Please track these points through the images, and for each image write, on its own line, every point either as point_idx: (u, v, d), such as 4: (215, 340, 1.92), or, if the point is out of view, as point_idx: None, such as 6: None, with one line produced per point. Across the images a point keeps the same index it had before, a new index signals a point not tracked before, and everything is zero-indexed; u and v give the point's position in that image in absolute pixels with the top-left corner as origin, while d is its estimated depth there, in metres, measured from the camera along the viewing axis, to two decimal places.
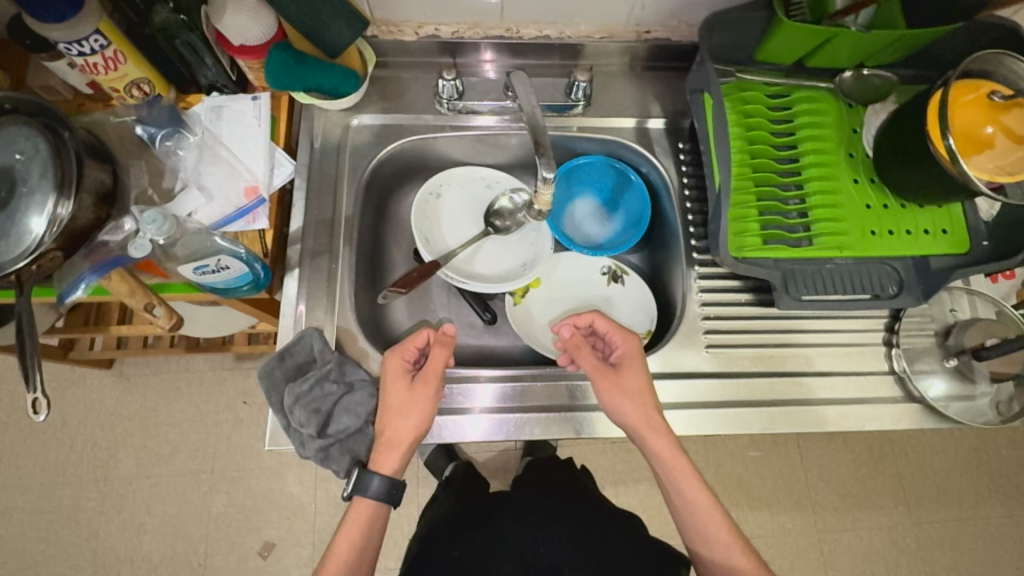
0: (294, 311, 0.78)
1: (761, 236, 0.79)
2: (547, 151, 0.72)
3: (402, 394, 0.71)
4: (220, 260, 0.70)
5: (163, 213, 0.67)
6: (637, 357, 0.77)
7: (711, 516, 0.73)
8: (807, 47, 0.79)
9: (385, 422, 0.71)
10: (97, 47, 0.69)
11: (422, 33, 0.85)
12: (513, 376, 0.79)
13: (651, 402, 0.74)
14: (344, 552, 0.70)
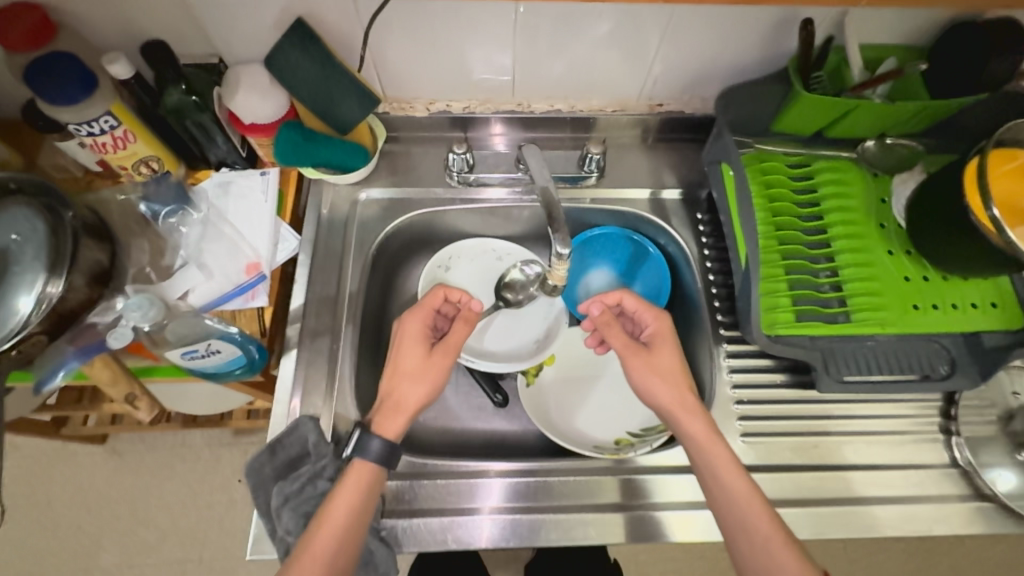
0: (288, 403, 0.72)
1: (794, 310, 0.73)
2: (561, 227, 0.68)
3: (420, 356, 0.68)
4: (210, 344, 0.70)
5: (150, 299, 0.66)
6: (669, 340, 0.72)
7: (755, 510, 0.60)
8: (826, 119, 0.77)
9: (395, 379, 0.67)
10: (107, 127, 0.69)
11: (433, 109, 0.85)
12: (526, 470, 0.71)
13: (684, 384, 0.69)
14: (340, 519, 0.59)
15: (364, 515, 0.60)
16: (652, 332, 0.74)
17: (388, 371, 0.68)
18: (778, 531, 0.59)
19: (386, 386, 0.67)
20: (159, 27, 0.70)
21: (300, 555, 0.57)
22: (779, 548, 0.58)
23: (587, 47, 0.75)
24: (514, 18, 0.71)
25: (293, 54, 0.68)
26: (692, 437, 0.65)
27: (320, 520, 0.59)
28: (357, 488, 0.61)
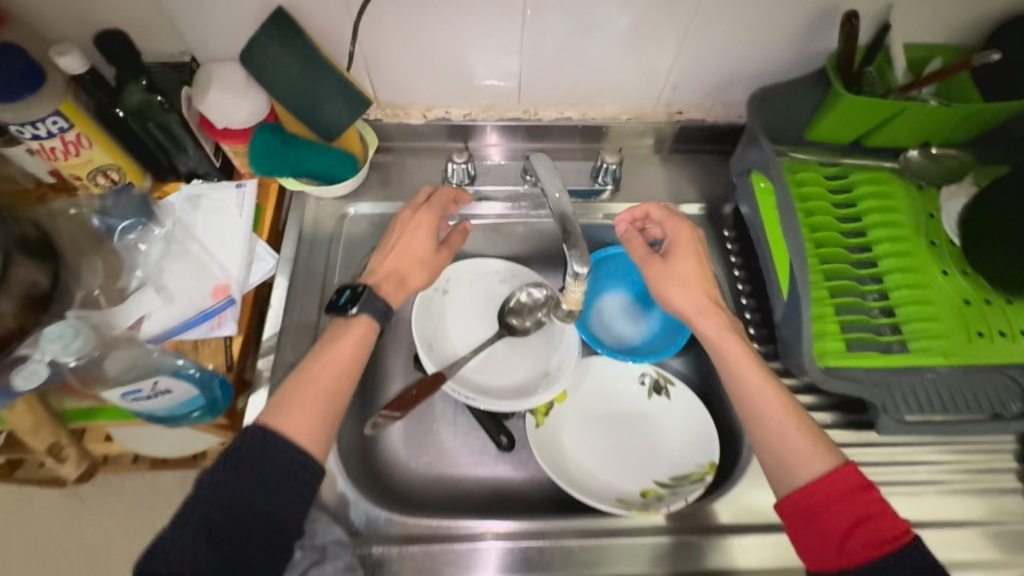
0: None
1: (843, 338, 0.64)
2: (578, 242, 0.59)
3: (427, 249, 0.65)
4: (158, 382, 0.61)
5: (74, 327, 0.56)
6: (691, 248, 0.64)
7: (774, 408, 0.57)
8: (867, 126, 0.69)
9: (397, 264, 0.64)
10: (56, 129, 0.60)
11: (431, 116, 0.77)
12: (531, 532, 0.60)
13: (705, 286, 0.64)
14: (345, 360, 0.59)
15: (356, 366, 0.59)
16: (672, 239, 0.65)
17: (384, 255, 0.65)
18: (801, 425, 0.56)
19: (386, 265, 0.64)
20: (121, 19, 0.62)
21: (304, 367, 0.58)
22: (801, 438, 0.55)
23: (602, 46, 0.68)
24: (523, 12, 0.64)
25: (271, 48, 0.60)
26: (710, 339, 0.62)
27: (320, 354, 0.59)
28: (355, 345, 0.59)
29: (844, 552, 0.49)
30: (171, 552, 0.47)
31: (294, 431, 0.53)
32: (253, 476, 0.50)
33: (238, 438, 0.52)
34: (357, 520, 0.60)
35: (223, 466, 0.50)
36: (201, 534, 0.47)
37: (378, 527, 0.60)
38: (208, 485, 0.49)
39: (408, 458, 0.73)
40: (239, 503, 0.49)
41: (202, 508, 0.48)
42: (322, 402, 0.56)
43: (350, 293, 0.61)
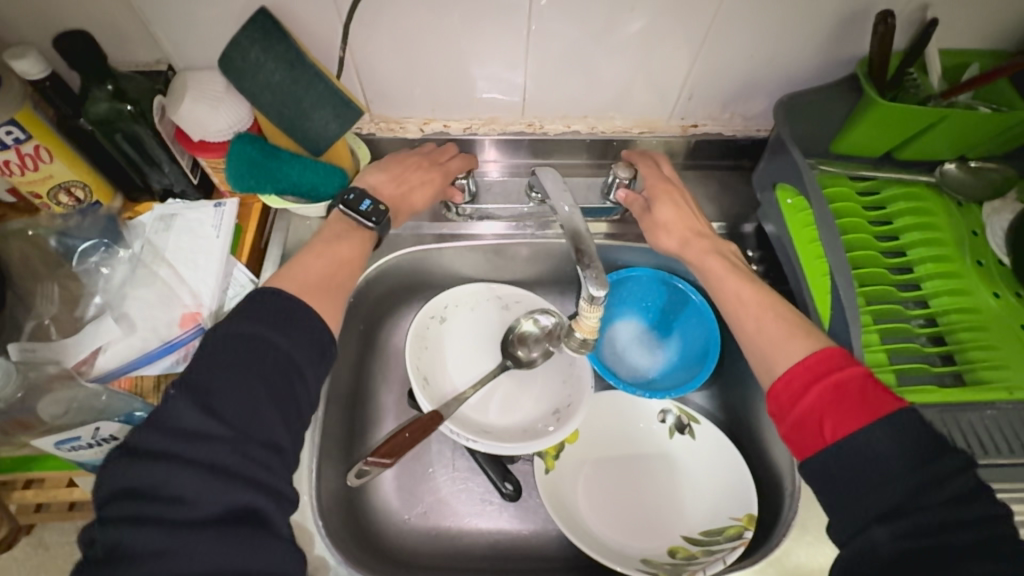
0: None
1: (893, 369, 0.58)
2: (594, 261, 0.53)
3: (435, 190, 0.65)
4: (98, 429, 0.51)
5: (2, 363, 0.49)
6: (670, 191, 0.65)
7: (752, 313, 0.57)
8: (902, 137, 0.64)
9: (405, 194, 0.64)
10: (11, 140, 0.54)
11: (428, 130, 0.72)
12: None
13: (688, 217, 0.64)
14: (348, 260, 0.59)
15: (359, 269, 0.60)
16: (646, 181, 0.65)
17: (396, 178, 0.64)
18: (782, 321, 0.55)
19: (392, 191, 0.64)
20: (91, 24, 0.57)
21: (314, 244, 0.59)
22: (780, 328, 0.54)
23: (615, 53, 0.63)
24: (525, 26, 0.59)
25: (253, 52, 0.55)
26: (700, 267, 0.62)
27: (335, 233, 0.60)
28: (356, 250, 0.60)
29: (825, 429, 0.46)
30: (226, 403, 0.44)
31: (311, 299, 0.53)
32: (274, 325, 0.48)
33: (277, 305, 0.50)
34: None
35: (285, 339, 0.48)
36: (252, 424, 0.44)
37: None
38: (277, 347, 0.47)
39: (401, 509, 0.65)
40: (294, 403, 0.47)
41: (251, 389, 0.45)
42: (338, 297, 0.56)
43: (372, 205, 0.60)
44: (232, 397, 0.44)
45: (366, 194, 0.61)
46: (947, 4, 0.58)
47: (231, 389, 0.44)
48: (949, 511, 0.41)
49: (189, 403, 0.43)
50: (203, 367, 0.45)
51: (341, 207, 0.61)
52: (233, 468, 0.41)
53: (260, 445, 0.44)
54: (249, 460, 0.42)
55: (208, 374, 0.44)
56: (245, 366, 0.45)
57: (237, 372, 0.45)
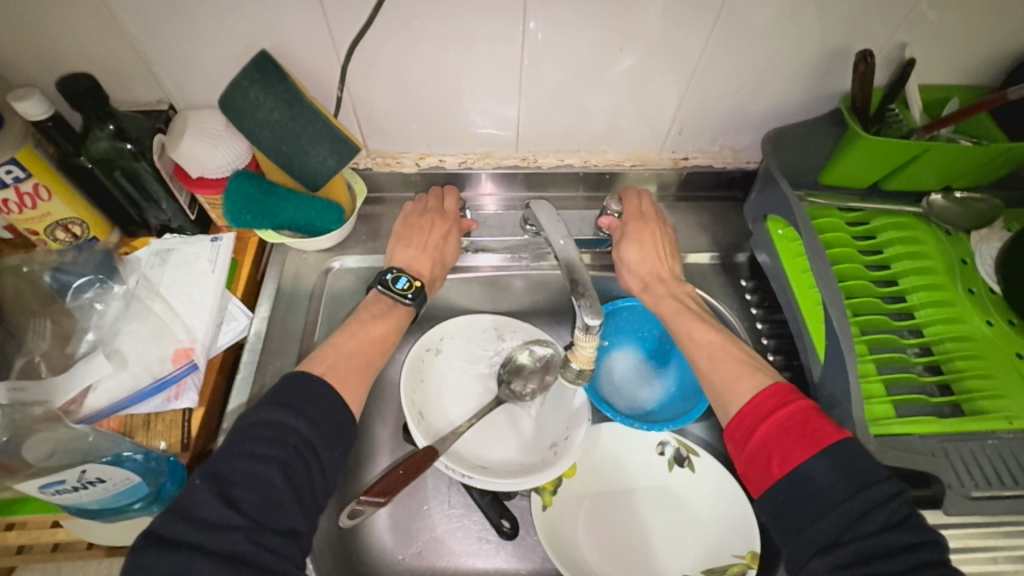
0: None
1: (891, 401, 0.58)
2: (588, 291, 0.54)
3: (454, 251, 0.67)
4: (85, 472, 0.47)
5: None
6: (643, 229, 0.65)
7: (704, 351, 0.57)
8: (888, 168, 0.65)
9: (436, 261, 0.65)
10: (10, 179, 0.55)
11: (424, 165, 0.73)
12: None
13: (656, 257, 0.65)
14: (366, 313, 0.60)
15: (391, 346, 0.59)
16: (625, 217, 0.66)
17: (425, 249, 0.65)
18: (732, 361, 0.55)
19: (427, 265, 0.64)
20: (96, 64, 0.59)
21: (350, 325, 0.58)
22: (730, 367, 0.54)
23: (607, 90, 0.65)
24: (519, 65, 0.61)
25: (252, 92, 0.56)
26: (657, 307, 0.62)
27: (372, 313, 0.60)
28: (394, 326, 0.60)
29: (773, 463, 0.46)
30: (244, 492, 0.44)
31: (337, 377, 0.53)
32: (299, 409, 0.48)
33: (307, 388, 0.50)
34: None
35: (306, 424, 0.48)
36: (268, 511, 0.43)
37: None
38: (298, 432, 0.47)
39: (395, 549, 0.63)
40: (311, 491, 0.46)
41: (269, 477, 0.44)
42: (367, 377, 0.55)
43: (409, 281, 0.62)
44: (250, 485, 0.44)
45: (401, 271, 0.62)
46: (925, 43, 0.61)
47: (249, 477, 0.44)
48: (886, 538, 0.41)
49: (210, 492, 0.43)
50: (230, 457, 0.45)
51: (379, 287, 0.61)
52: (249, 557, 0.41)
53: (275, 532, 0.43)
54: (265, 549, 0.42)
55: (231, 462, 0.45)
56: (266, 451, 0.45)
57: (257, 459, 0.45)
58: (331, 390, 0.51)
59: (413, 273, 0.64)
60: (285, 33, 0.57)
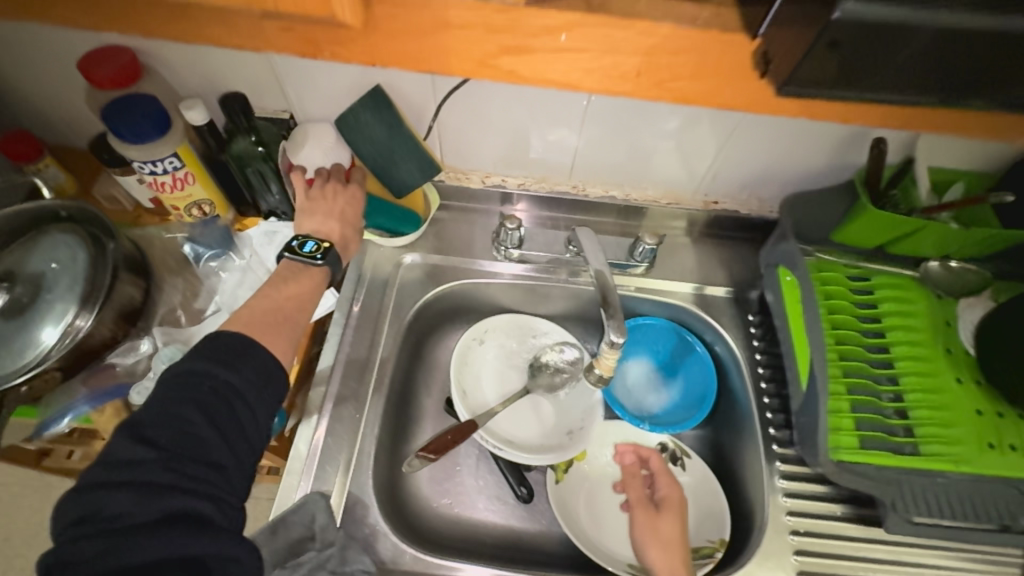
0: (296, 486, 0.66)
1: (857, 434, 0.68)
2: (617, 312, 0.65)
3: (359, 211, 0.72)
4: None
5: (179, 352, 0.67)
6: (678, 510, 0.70)
7: None
8: (891, 236, 0.75)
9: (343, 224, 0.70)
10: (170, 167, 0.69)
11: (488, 182, 0.86)
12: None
13: (678, 555, 0.65)
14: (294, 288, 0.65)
15: (310, 301, 0.66)
16: (663, 493, 0.72)
17: (329, 215, 0.69)
18: None
19: (337, 230, 0.69)
20: (241, 79, 0.72)
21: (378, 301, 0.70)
22: None
23: (652, 139, 0.75)
24: (583, 110, 0.72)
25: (364, 116, 0.69)
26: None
27: (286, 276, 0.66)
28: (312, 287, 0.67)
29: None
30: (161, 430, 0.48)
31: (252, 331, 0.59)
32: (226, 358, 0.53)
33: (227, 342, 0.54)
34: (385, 553, 0.65)
35: (229, 373, 0.52)
36: (188, 447, 0.48)
37: (402, 561, 0.64)
38: (217, 377, 0.51)
39: (431, 497, 0.77)
40: (237, 432, 0.51)
41: (187, 412, 0.49)
42: (284, 328, 0.61)
43: (315, 244, 0.68)
44: (169, 424, 0.48)
45: (307, 236, 0.68)
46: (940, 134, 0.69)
47: (167, 419, 0.48)
48: None
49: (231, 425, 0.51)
50: (150, 406, 0.50)
51: (287, 254, 0.67)
52: (167, 482, 0.46)
53: (201, 464, 0.48)
54: (187, 477, 0.47)
55: (149, 411, 0.49)
56: (182, 396, 0.50)
57: (172, 405, 0.49)
58: (251, 340, 0.55)
59: (323, 237, 0.69)
60: (395, 71, 0.69)
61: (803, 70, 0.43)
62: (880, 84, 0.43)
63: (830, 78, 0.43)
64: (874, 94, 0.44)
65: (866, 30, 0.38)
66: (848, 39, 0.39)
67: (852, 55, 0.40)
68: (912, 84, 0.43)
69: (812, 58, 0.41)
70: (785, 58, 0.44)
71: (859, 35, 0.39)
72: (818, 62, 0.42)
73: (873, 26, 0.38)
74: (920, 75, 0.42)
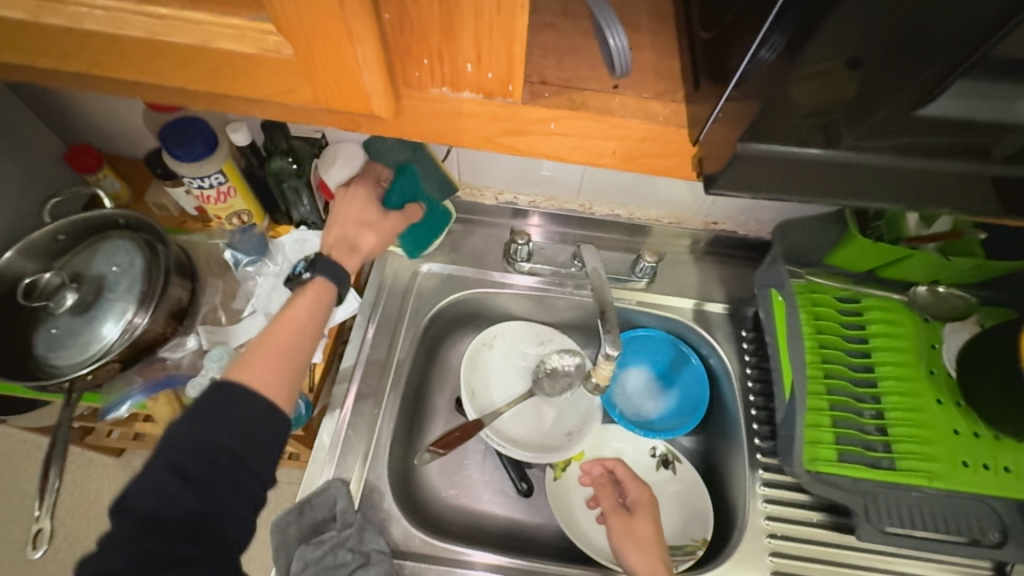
0: (320, 472, 0.74)
1: (836, 448, 0.72)
2: (613, 327, 0.71)
3: (370, 212, 0.73)
4: None
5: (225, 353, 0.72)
6: (649, 508, 0.74)
7: None
8: (880, 262, 0.80)
9: (344, 230, 0.72)
10: (215, 182, 0.77)
11: (501, 199, 0.92)
12: (514, 566, 0.72)
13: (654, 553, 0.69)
14: (289, 325, 0.66)
15: (317, 319, 0.68)
16: (633, 497, 0.76)
17: (333, 224, 0.72)
18: None
19: (337, 234, 0.72)
20: None
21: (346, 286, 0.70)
22: None
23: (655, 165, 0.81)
24: None
25: (390, 141, 0.76)
26: None
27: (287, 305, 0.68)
28: (312, 305, 0.69)
29: None
30: (143, 499, 0.51)
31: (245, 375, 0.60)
32: (211, 418, 0.55)
33: (218, 400, 0.56)
34: (397, 535, 0.72)
35: (214, 429, 0.54)
36: (170, 507, 0.51)
37: (412, 544, 0.72)
38: (204, 438, 0.54)
39: (440, 488, 0.84)
40: (222, 481, 0.53)
41: (171, 480, 0.51)
42: (279, 363, 0.63)
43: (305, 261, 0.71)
44: (149, 493, 0.51)
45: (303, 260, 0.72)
46: None
47: (151, 489, 0.51)
48: None
49: (220, 475, 0.53)
50: (136, 477, 0.52)
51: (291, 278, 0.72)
52: (153, 542, 0.49)
53: (188, 521, 0.51)
54: (171, 534, 0.50)
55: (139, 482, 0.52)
56: (167, 458, 0.52)
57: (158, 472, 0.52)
58: (235, 389, 0.57)
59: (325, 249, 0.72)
60: None
61: (794, 95, 0.32)
62: (889, 134, 0.34)
63: (839, 107, 0.33)
64: (899, 148, 0.35)
65: (893, 43, 0.29)
66: (870, 57, 0.29)
67: (877, 75, 0.30)
68: (944, 126, 0.33)
69: (806, 77, 0.31)
70: (711, 145, 0.39)
71: (884, 47, 0.29)
72: (821, 83, 0.31)
73: (899, 34, 0.28)
74: (944, 108, 0.32)
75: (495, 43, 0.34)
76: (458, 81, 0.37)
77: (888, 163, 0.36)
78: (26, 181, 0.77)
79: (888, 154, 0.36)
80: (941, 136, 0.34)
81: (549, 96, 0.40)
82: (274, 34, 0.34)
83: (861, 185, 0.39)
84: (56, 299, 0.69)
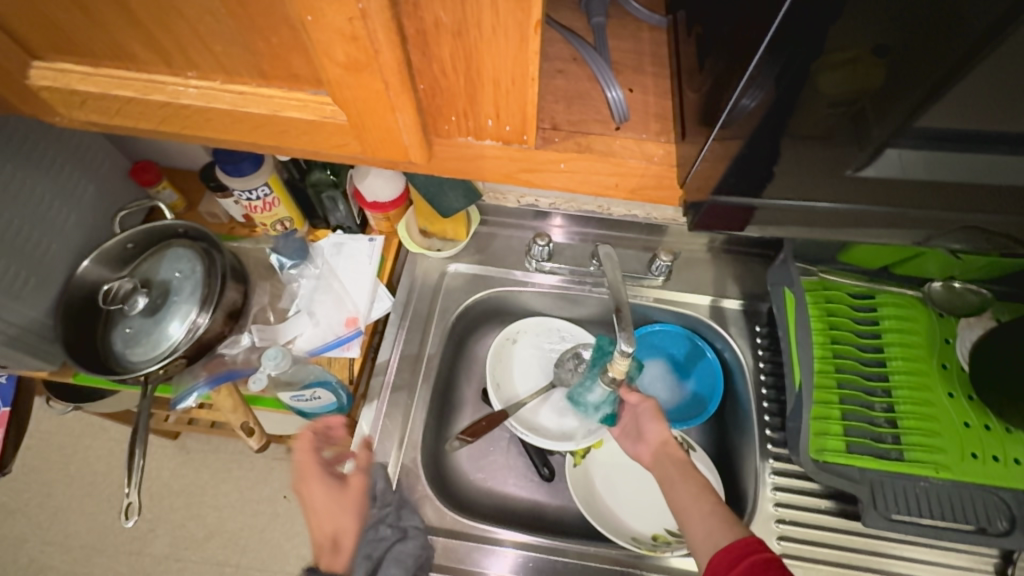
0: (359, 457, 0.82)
1: (844, 439, 0.75)
2: (628, 325, 0.76)
3: (338, 496, 0.70)
4: (315, 391, 0.81)
5: (283, 351, 0.77)
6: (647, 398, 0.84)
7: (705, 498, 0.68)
8: (893, 257, 0.84)
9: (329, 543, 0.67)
10: (262, 195, 0.84)
11: (523, 202, 0.97)
12: (543, 545, 0.78)
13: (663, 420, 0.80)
14: None
15: None
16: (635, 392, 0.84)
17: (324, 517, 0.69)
18: None
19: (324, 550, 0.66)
20: None
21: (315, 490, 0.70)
22: None
23: None
24: None
25: None
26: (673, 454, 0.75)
27: None
28: None
29: None
30: None
31: None
32: None
33: None
34: (430, 514, 0.79)
35: None
36: None
37: (443, 522, 0.79)
38: None
39: (468, 472, 0.91)
40: None
41: None
42: None
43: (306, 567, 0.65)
44: None
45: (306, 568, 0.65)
46: None
47: None
48: None
49: None
50: None
51: None
52: None
53: None
54: None
55: None
56: None
57: None
58: None
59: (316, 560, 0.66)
60: None
61: (820, 84, 0.37)
62: (940, 119, 0.36)
63: (865, 96, 0.37)
64: (932, 144, 0.38)
65: (921, 34, 0.32)
66: (897, 47, 0.33)
67: (902, 64, 0.34)
68: (993, 110, 0.35)
69: (831, 65, 0.36)
70: (696, 181, 0.50)
71: (907, 38, 0.33)
72: (848, 70, 0.36)
73: (931, 24, 0.32)
74: (990, 92, 0.34)
75: (511, 105, 0.43)
76: (480, 133, 0.46)
77: (932, 151, 0.38)
78: (98, 195, 0.86)
79: (923, 148, 0.39)
80: (985, 123, 0.36)
81: (556, 142, 0.50)
82: (331, 105, 0.44)
83: (881, 186, 0.42)
84: (130, 302, 0.78)
